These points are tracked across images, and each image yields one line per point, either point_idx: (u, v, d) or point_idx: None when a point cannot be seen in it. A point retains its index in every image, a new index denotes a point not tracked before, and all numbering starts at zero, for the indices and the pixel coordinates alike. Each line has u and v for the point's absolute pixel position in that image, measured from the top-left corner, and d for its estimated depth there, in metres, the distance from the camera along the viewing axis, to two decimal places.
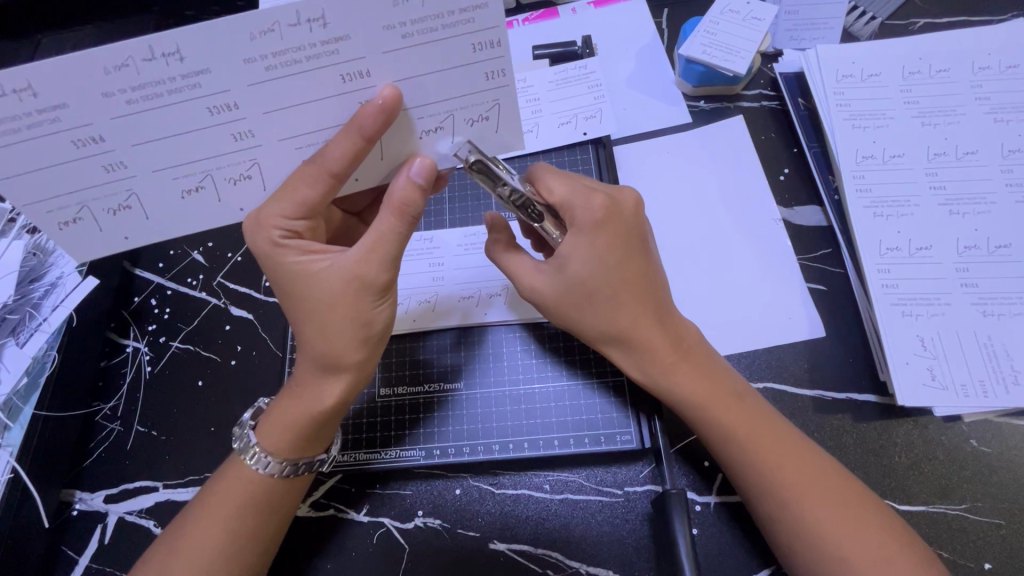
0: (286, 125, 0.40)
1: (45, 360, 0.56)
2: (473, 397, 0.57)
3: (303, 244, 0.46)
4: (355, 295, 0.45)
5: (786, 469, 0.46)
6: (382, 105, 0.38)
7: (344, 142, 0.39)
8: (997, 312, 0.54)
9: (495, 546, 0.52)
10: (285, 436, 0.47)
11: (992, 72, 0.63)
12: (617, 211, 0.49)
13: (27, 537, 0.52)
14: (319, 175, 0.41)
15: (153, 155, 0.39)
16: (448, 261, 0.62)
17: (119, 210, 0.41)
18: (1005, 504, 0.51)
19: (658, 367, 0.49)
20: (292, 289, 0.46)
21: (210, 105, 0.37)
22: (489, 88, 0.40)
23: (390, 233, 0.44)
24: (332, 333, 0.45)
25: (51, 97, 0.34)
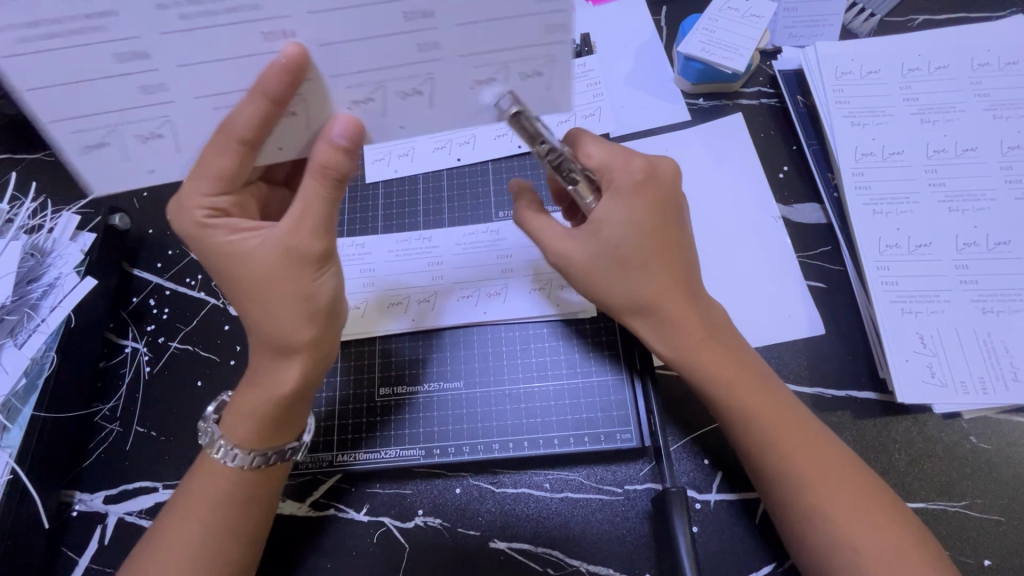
0: (340, 61, 0.38)
1: (44, 361, 0.55)
2: (478, 393, 0.57)
3: (231, 223, 0.45)
4: (291, 268, 0.44)
5: (801, 452, 0.46)
6: (285, 63, 0.37)
7: (249, 106, 0.38)
8: (997, 309, 0.54)
9: (495, 545, 0.53)
10: (246, 425, 0.46)
11: (992, 68, 0.63)
12: (655, 178, 0.49)
13: (28, 537, 0.52)
14: (227, 143, 0.40)
15: (193, 77, 0.38)
16: (448, 260, 0.62)
17: (150, 138, 0.40)
18: (1005, 500, 0.51)
19: (688, 339, 0.48)
20: (224, 269, 0.45)
21: (264, 30, 0.36)
22: (548, 41, 0.39)
23: (320, 200, 0.42)
24: (278, 312, 0.44)
25: (99, 2, 0.34)
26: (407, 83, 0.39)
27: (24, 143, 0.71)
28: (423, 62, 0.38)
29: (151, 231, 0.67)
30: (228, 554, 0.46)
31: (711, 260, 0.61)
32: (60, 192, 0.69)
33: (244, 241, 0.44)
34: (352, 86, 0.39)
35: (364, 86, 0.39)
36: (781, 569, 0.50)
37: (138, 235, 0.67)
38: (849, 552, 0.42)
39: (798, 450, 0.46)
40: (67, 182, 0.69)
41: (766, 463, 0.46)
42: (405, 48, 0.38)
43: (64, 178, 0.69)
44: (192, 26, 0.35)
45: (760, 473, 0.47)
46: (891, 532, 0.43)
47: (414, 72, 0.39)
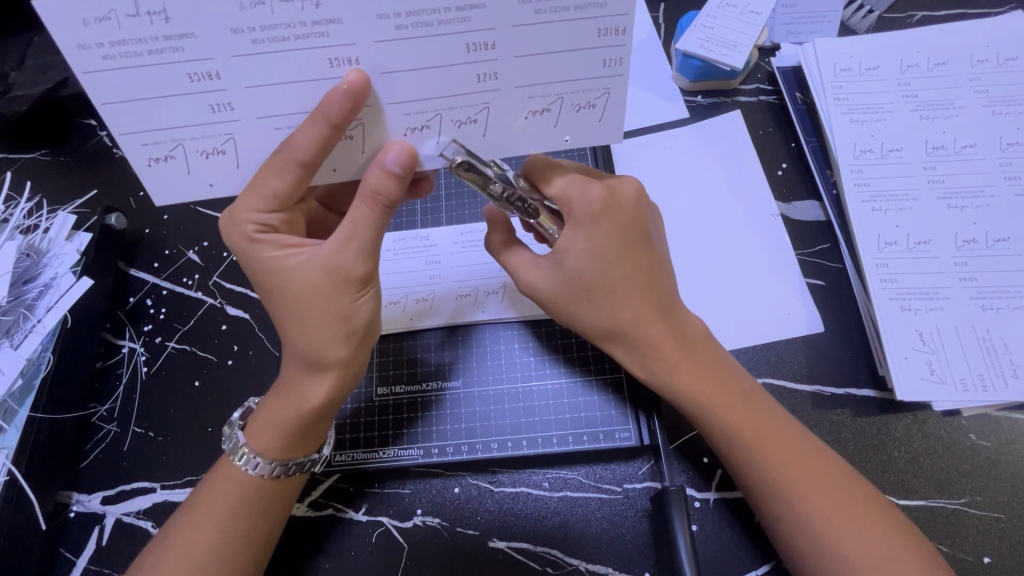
0: (402, 89, 0.39)
1: (40, 362, 0.55)
2: (477, 393, 0.57)
3: (280, 239, 0.45)
4: (333, 288, 0.44)
5: (785, 467, 0.45)
6: (348, 89, 0.37)
7: (311, 129, 0.39)
8: (996, 306, 0.54)
9: (495, 544, 0.52)
10: (275, 437, 0.46)
11: (990, 65, 0.63)
12: (617, 202, 0.48)
13: (25, 538, 0.52)
14: (287, 165, 0.40)
15: (260, 100, 0.39)
16: (445, 259, 0.62)
17: (212, 153, 0.41)
18: (1004, 498, 0.51)
19: (660, 364, 0.48)
20: (270, 284, 0.45)
21: (331, 57, 0.37)
22: (604, 75, 0.40)
23: (370, 223, 0.43)
24: (313, 328, 0.44)
25: (182, 25, 0.35)
26: (463, 112, 0.40)
27: (19, 143, 0.70)
28: (482, 91, 0.39)
29: (147, 231, 0.67)
30: (241, 559, 0.46)
31: (710, 258, 0.61)
32: (56, 192, 0.68)
33: (289, 258, 0.45)
34: (413, 113, 0.40)
35: (424, 113, 0.40)
36: (781, 568, 0.50)
37: (134, 235, 0.67)
38: (843, 560, 0.43)
39: (780, 466, 0.45)
40: (63, 182, 0.69)
41: (749, 478, 0.47)
42: (464, 76, 0.38)
43: (59, 178, 0.69)
44: (182, 23, 0.35)
45: (744, 486, 0.47)
46: (882, 538, 0.43)
47: (471, 101, 0.40)
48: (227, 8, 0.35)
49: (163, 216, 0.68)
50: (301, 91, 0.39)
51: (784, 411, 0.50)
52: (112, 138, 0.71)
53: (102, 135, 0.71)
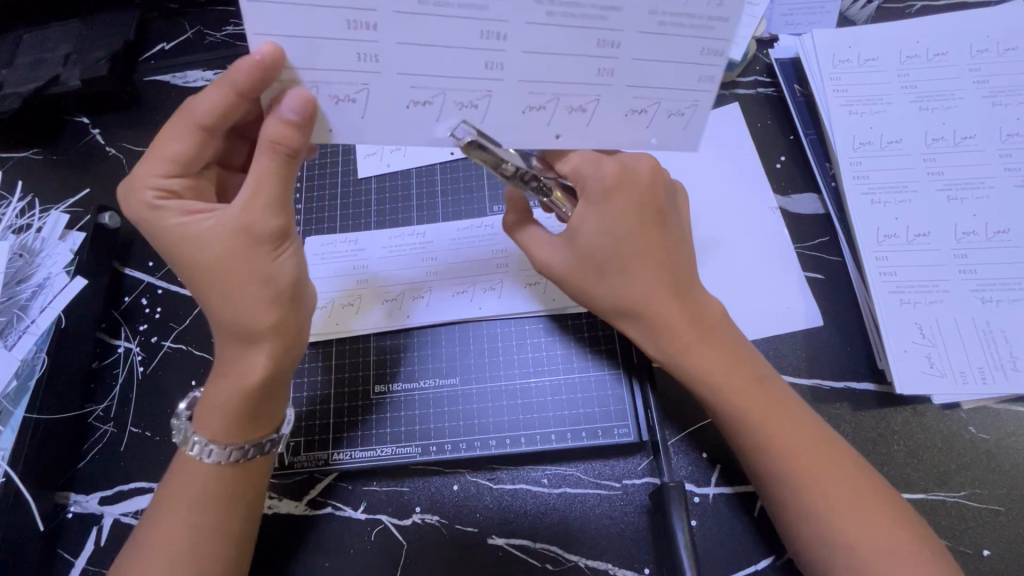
0: (528, 66, 0.39)
1: (34, 363, 0.55)
2: (487, 376, 0.57)
3: (184, 206, 0.43)
4: (248, 247, 0.43)
5: (790, 454, 0.45)
6: (260, 60, 0.37)
7: (215, 94, 0.41)
8: (996, 298, 0.54)
9: (494, 540, 0.52)
10: (221, 422, 0.45)
11: (990, 55, 0.62)
12: (631, 178, 0.47)
13: (21, 540, 0.51)
14: (187, 128, 0.43)
15: (405, 58, 0.38)
16: (441, 255, 0.61)
17: (341, 101, 0.40)
18: (1004, 490, 0.51)
19: (675, 343, 0.48)
20: (183, 254, 0.43)
21: (484, 30, 0.38)
22: (697, 89, 0.41)
23: (274, 178, 0.42)
24: (238, 295, 0.43)
25: None
26: (467, 95, 0.40)
27: (12, 143, 0.70)
28: (596, 83, 0.41)
29: (141, 230, 0.66)
30: (220, 560, 0.46)
31: (710, 250, 0.60)
32: (49, 192, 0.68)
33: (195, 221, 0.43)
34: (530, 92, 0.40)
35: (545, 94, 0.41)
36: (781, 563, 0.50)
37: (128, 234, 0.66)
38: (841, 551, 0.43)
39: (788, 449, 0.45)
40: (56, 182, 0.69)
41: (757, 459, 0.46)
42: (475, 60, 0.39)
43: (52, 178, 0.69)
44: None
45: (754, 478, 0.47)
46: (886, 529, 0.43)
47: (586, 89, 0.41)
48: None
49: None
50: (447, 54, 0.38)
51: (798, 399, 0.49)
52: (104, 137, 0.70)
53: (94, 133, 0.71)
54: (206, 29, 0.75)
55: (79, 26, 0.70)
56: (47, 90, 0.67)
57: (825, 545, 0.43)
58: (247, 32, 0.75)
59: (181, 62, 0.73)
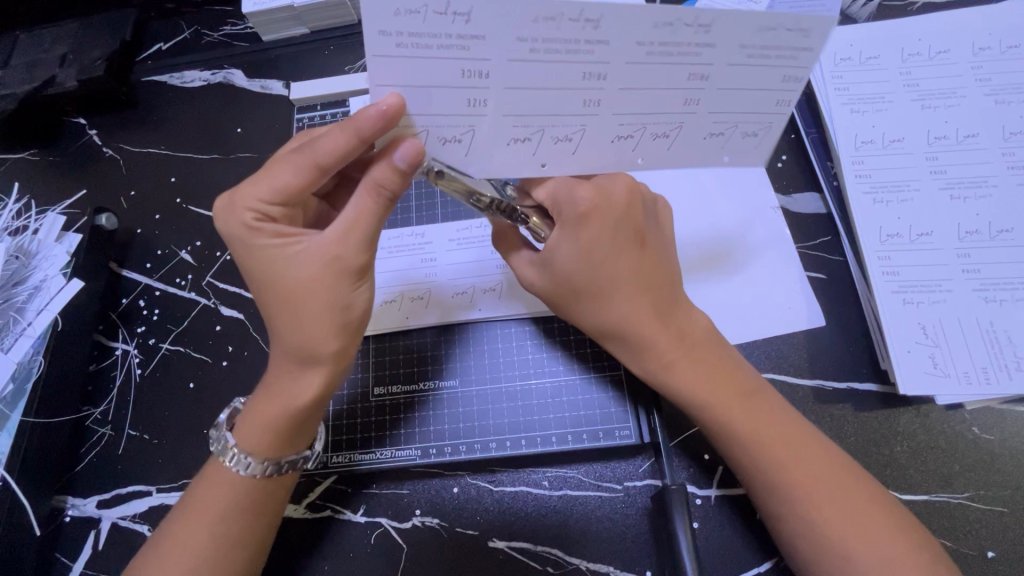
0: (624, 100, 0.39)
1: (31, 366, 0.55)
2: (475, 392, 0.56)
3: (280, 232, 0.44)
4: (331, 277, 0.43)
5: (784, 468, 0.45)
6: (387, 112, 0.37)
7: (337, 138, 0.41)
8: (999, 298, 0.54)
9: (494, 543, 0.52)
10: (263, 434, 0.45)
11: (993, 52, 0.61)
12: (606, 202, 0.46)
13: (19, 543, 0.51)
14: (304, 164, 0.42)
15: (515, 101, 0.38)
16: (441, 257, 0.61)
17: (449, 141, 0.40)
18: (1007, 491, 0.51)
19: (658, 364, 0.48)
20: (266, 275, 0.44)
21: (587, 72, 0.37)
22: (770, 112, 0.42)
23: (371, 218, 0.43)
24: (305, 318, 0.43)
25: (479, 27, 0.34)
26: (563, 131, 0.40)
27: (9, 144, 0.70)
28: (681, 112, 0.41)
29: (139, 231, 0.66)
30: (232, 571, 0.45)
31: (710, 250, 0.60)
32: (46, 192, 0.68)
33: (292, 249, 0.44)
34: (621, 124, 0.41)
35: (633, 124, 0.41)
36: (782, 566, 0.49)
37: (126, 235, 0.66)
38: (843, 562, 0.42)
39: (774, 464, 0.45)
40: (53, 183, 0.68)
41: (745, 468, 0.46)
42: (576, 99, 0.39)
43: (50, 178, 0.68)
44: (478, 25, 0.34)
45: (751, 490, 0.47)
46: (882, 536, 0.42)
47: (669, 117, 0.41)
48: (522, 17, 0.34)
49: (154, 216, 0.67)
50: (554, 96, 0.38)
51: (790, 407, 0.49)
52: (101, 138, 0.70)
53: (92, 134, 0.70)
54: (203, 29, 0.75)
55: (76, 27, 0.70)
56: (44, 91, 0.66)
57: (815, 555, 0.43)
58: (246, 32, 0.74)
59: (178, 62, 0.73)
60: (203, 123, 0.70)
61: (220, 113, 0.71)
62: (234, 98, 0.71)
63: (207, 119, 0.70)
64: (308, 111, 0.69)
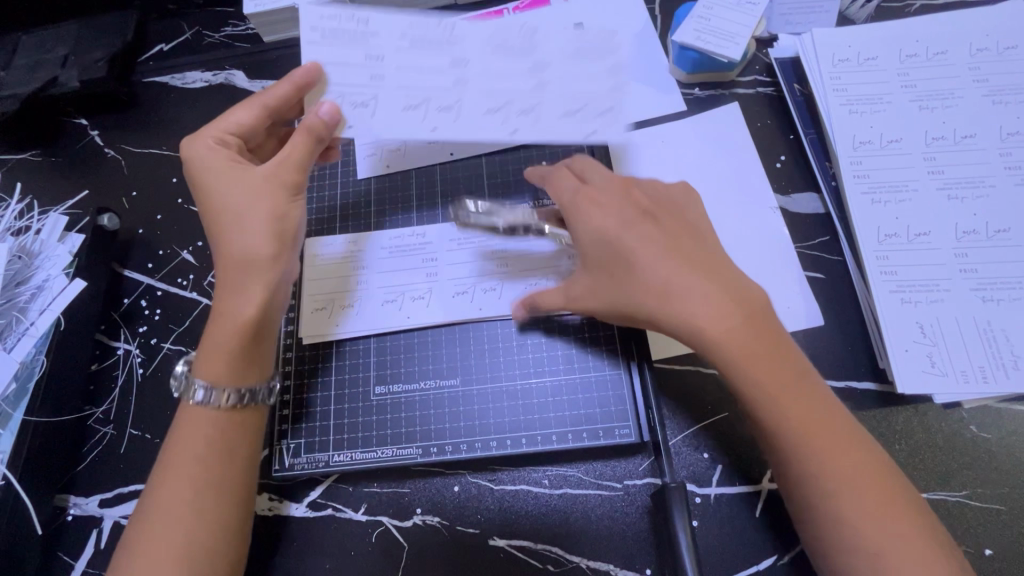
0: (485, 81, 0.52)
1: (34, 366, 0.55)
2: (476, 390, 0.56)
3: (231, 162, 0.50)
4: (272, 196, 0.49)
5: (830, 455, 0.41)
6: (307, 78, 0.50)
7: (276, 87, 0.51)
8: (996, 297, 0.54)
9: (495, 542, 0.52)
10: (219, 363, 0.46)
11: (990, 53, 0.62)
12: (604, 189, 0.52)
13: (22, 542, 0.51)
14: (255, 108, 0.53)
15: (404, 76, 0.51)
16: (442, 257, 0.61)
17: (357, 106, 0.51)
18: (1004, 489, 0.51)
19: (706, 340, 0.44)
20: (216, 196, 0.49)
21: (452, 58, 0.52)
22: (608, 92, 0.52)
23: (301, 155, 0.51)
24: (247, 231, 0.48)
25: (374, 28, 0.51)
26: (445, 99, 0.51)
27: (10, 144, 0.70)
28: (532, 90, 0.52)
29: (140, 231, 0.66)
30: (227, 517, 0.45)
31: None
32: (48, 193, 0.68)
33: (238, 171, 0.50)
34: (489, 97, 0.52)
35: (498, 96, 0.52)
36: (781, 563, 0.50)
37: (128, 235, 0.66)
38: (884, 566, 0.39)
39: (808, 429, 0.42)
40: (56, 183, 0.69)
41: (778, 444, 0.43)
42: (448, 77, 0.52)
43: (51, 178, 0.69)
44: (374, 27, 0.51)
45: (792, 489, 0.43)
46: (908, 525, 0.40)
47: (523, 94, 0.52)
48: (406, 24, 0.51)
49: (155, 216, 0.67)
50: (433, 75, 0.51)
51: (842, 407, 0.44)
52: (102, 138, 0.70)
53: (94, 135, 0.70)
54: (204, 31, 0.75)
55: (77, 29, 0.70)
56: (46, 91, 0.67)
57: (854, 542, 0.40)
58: (247, 33, 0.75)
59: (179, 63, 0.73)
60: (204, 123, 0.71)
61: (220, 113, 0.71)
62: (236, 99, 0.71)
63: (208, 119, 0.71)
64: None
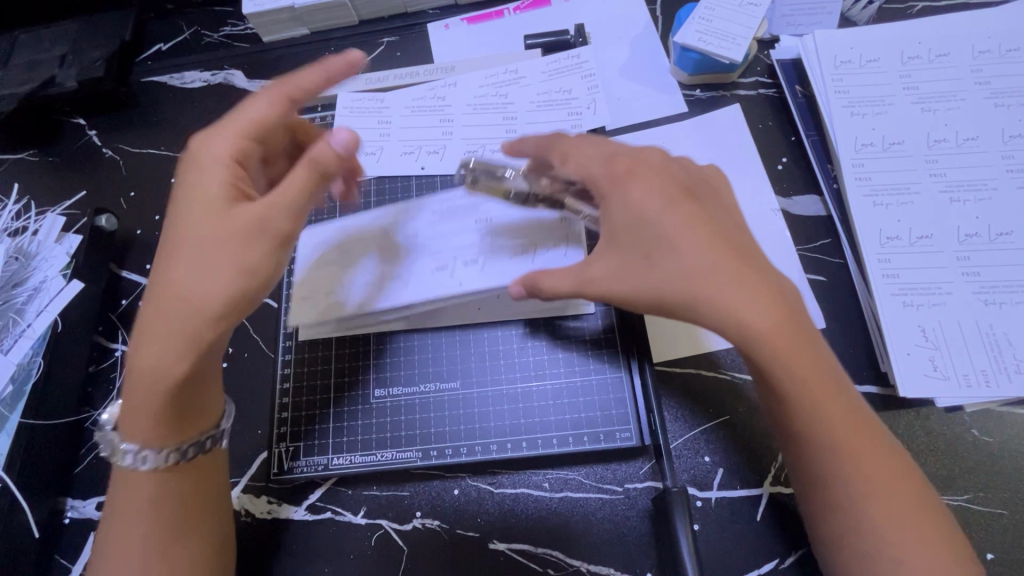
0: (470, 131, 0.64)
1: (31, 367, 0.55)
2: (476, 394, 0.56)
3: (221, 180, 0.44)
4: (242, 242, 0.42)
5: (861, 460, 0.40)
6: (347, 63, 0.49)
7: (301, 83, 0.48)
8: (998, 301, 0.54)
9: (495, 545, 0.52)
10: (142, 425, 0.43)
11: (992, 56, 0.62)
12: (638, 160, 0.46)
13: (19, 545, 0.51)
14: (275, 97, 0.48)
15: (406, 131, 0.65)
16: (425, 233, 0.55)
17: (368, 154, 0.64)
18: (1007, 494, 0.51)
19: (758, 342, 0.39)
20: (188, 223, 0.43)
21: (443, 117, 0.65)
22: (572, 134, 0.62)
23: (296, 194, 0.44)
24: (198, 278, 0.42)
25: (385, 100, 0.66)
26: (434, 146, 0.64)
27: (8, 144, 0.70)
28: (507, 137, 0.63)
29: (139, 232, 0.66)
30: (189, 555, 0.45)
31: None
32: (46, 193, 0.68)
33: (223, 198, 0.44)
34: (469, 143, 0.64)
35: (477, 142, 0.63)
36: (783, 568, 0.50)
37: (126, 236, 0.66)
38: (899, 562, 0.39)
39: (843, 437, 0.40)
40: (53, 184, 0.68)
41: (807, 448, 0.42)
42: (439, 131, 0.64)
43: (49, 179, 0.68)
44: (386, 100, 0.66)
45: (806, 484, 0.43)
46: (915, 525, 0.40)
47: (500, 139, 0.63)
48: (411, 97, 0.66)
49: (154, 217, 0.66)
50: (426, 132, 0.65)
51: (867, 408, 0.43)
52: (100, 138, 0.70)
53: (91, 135, 0.70)
54: (204, 30, 0.75)
55: (76, 27, 0.70)
56: (43, 91, 0.66)
57: (874, 544, 0.40)
58: (246, 33, 0.74)
59: (178, 63, 0.73)
60: (202, 123, 0.70)
61: (219, 113, 0.70)
62: (234, 99, 0.71)
63: (206, 119, 0.70)
64: (306, 112, 0.68)
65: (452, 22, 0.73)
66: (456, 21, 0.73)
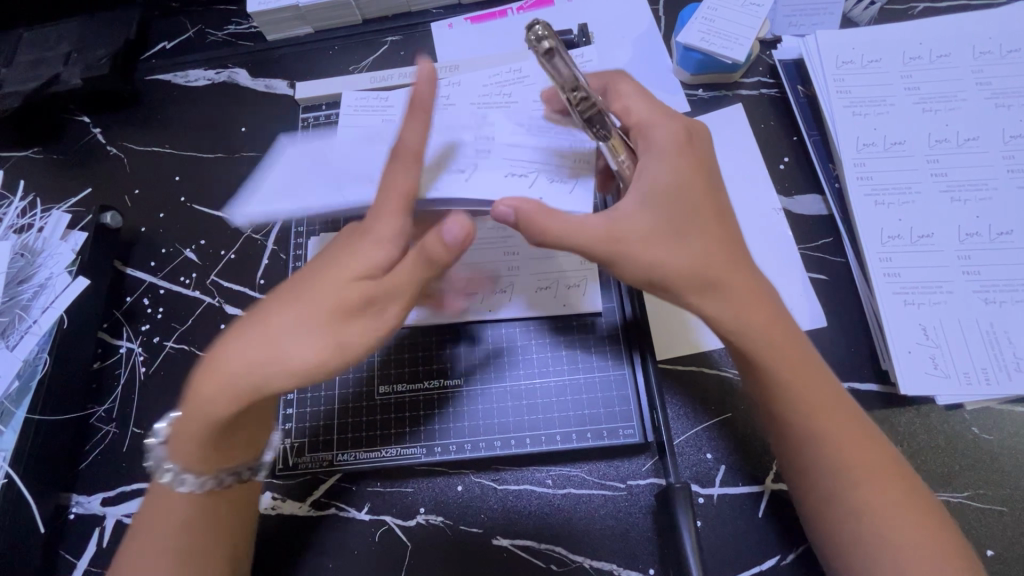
0: None
1: (37, 364, 0.55)
2: (478, 391, 0.56)
3: (366, 263, 0.42)
4: (349, 317, 0.41)
5: (855, 446, 0.42)
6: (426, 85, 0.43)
7: (416, 127, 0.43)
8: (999, 299, 0.54)
9: (498, 541, 0.52)
10: (189, 448, 0.42)
11: (994, 56, 0.62)
12: (687, 135, 0.48)
13: (24, 540, 0.51)
14: (407, 157, 0.43)
15: None
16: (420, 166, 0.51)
17: None
18: (1006, 491, 0.51)
19: (757, 320, 0.43)
20: (314, 282, 0.42)
21: None
22: None
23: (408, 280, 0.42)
24: (294, 341, 0.39)
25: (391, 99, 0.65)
26: None
27: (13, 143, 0.70)
28: None
29: (143, 230, 0.66)
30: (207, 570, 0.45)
31: None
32: (50, 190, 0.68)
33: (354, 278, 0.41)
34: None
35: None
36: (784, 564, 0.50)
37: (130, 234, 0.66)
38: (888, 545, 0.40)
39: (835, 421, 0.43)
40: (57, 181, 0.68)
41: (795, 431, 0.43)
42: None
43: (53, 177, 0.69)
44: None
45: (798, 472, 0.44)
46: (903, 509, 0.41)
47: None
48: None
49: (158, 215, 0.67)
50: None
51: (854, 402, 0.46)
52: (105, 136, 0.70)
53: (95, 132, 0.70)
54: (208, 29, 0.75)
55: (80, 26, 0.70)
56: (47, 89, 0.66)
57: (866, 527, 0.41)
58: (250, 32, 0.74)
59: (182, 61, 0.73)
60: (206, 122, 0.70)
61: (223, 112, 0.71)
62: (238, 98, 0.71)
63: (210, 118, 0.71)
64: (313, 110, 0.69)
65: (455, 22, 0.73)
66: (460, 21, 0.73)
